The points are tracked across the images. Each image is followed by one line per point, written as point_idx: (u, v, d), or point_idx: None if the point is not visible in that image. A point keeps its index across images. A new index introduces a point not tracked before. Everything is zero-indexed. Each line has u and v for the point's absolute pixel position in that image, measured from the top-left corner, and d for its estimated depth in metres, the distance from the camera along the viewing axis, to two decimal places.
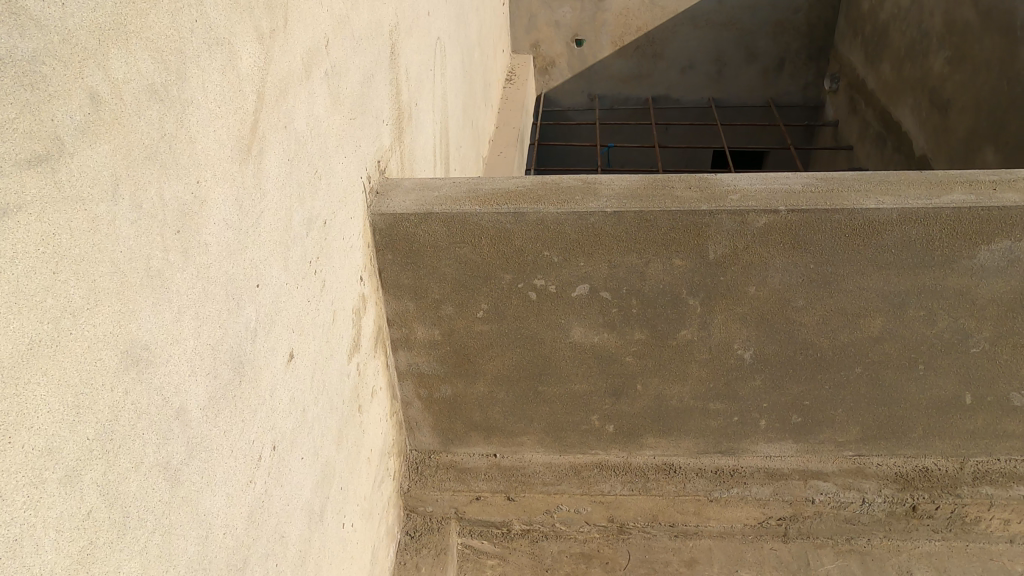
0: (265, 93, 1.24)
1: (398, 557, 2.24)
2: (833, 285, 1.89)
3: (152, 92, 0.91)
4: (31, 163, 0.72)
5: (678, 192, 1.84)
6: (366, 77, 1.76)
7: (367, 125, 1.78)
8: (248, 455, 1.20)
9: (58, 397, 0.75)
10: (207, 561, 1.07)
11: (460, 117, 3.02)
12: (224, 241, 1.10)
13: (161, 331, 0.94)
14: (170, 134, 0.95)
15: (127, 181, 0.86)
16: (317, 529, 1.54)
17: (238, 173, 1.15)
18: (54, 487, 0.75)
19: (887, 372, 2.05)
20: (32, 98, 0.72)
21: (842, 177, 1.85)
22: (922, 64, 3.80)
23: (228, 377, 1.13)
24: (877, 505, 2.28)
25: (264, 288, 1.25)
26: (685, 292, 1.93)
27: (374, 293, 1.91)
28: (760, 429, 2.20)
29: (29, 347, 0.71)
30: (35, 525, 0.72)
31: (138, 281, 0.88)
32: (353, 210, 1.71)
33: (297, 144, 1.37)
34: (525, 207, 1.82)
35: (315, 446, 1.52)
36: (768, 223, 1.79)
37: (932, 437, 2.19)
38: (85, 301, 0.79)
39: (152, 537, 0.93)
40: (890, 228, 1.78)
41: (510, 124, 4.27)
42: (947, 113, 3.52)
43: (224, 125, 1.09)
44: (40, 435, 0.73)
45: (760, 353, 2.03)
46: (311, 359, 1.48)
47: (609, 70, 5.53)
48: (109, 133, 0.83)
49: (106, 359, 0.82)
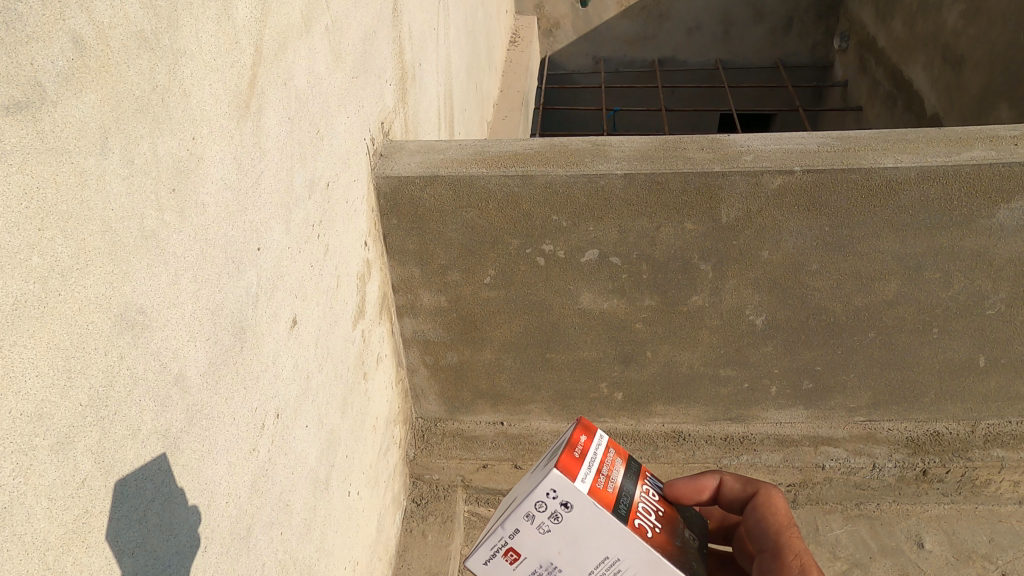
0: (264, 46, 1.19)
1: (405, 525, 2.23)
2: (848, 248, 1.84)
3: (141, 39, 0.86)
4: (9, 109, 0.67)
5: (690, 153, 1.78)
6: (368, 33, 1.71)
7: (370, 85, 1.72)
8: (251, 423, 1.17)
9: (49, 360, 0.72)
10: (209, 529, 1.04)
11: (465, 79, 2.95)
12: (222, 201, 1.06)
13: (157, 295, 0.90)
14: (162, 85, 0.90)
15: (117, 134, 0.82)
16: (322, 497, 1.51)
17: (236, 132, 1.10)
18: (45, 454, 0.71)
19: (901, 337, 2.01)
20: (8, 39, 0.67)
21: (859, 135, 1.79)
22: (934, 19, 3.70)
23: (229, 343, 1.09)
24: (887, 470, 2.26)
25: (265, 252, 1.21)
26: (696, 257, 1.88)
27: (378, 258, 1.87)
28: (770, 395, 2.17)
29: (16, 307, 0.68)
30: (26, 492, 0.69)
31: (132, 242, 0.84)
32: (356, 172, 1.66)
33: (297, 101, 1.32)
34: (533, 169, 1.77)
35: (320, 414, 1.49)
36: (782, 184, 1.74)
37: (945, 401, 2.15)
38: (73, 260, 0.75)
39: (151, 506, 0.90)
40: (908, 186, 1.73)
41: (513, 87, 4.18)
42: (961, 69, 3.44)
43: (219, 79, 1.04)
44: (28, 400, 0.69)
45: (772, 319, 2.00)
46: (315, 326, 1.44)
47: (615, 32, 5.41)
48: (96, 81, 0.78)
49: (99, 322, 0.79)
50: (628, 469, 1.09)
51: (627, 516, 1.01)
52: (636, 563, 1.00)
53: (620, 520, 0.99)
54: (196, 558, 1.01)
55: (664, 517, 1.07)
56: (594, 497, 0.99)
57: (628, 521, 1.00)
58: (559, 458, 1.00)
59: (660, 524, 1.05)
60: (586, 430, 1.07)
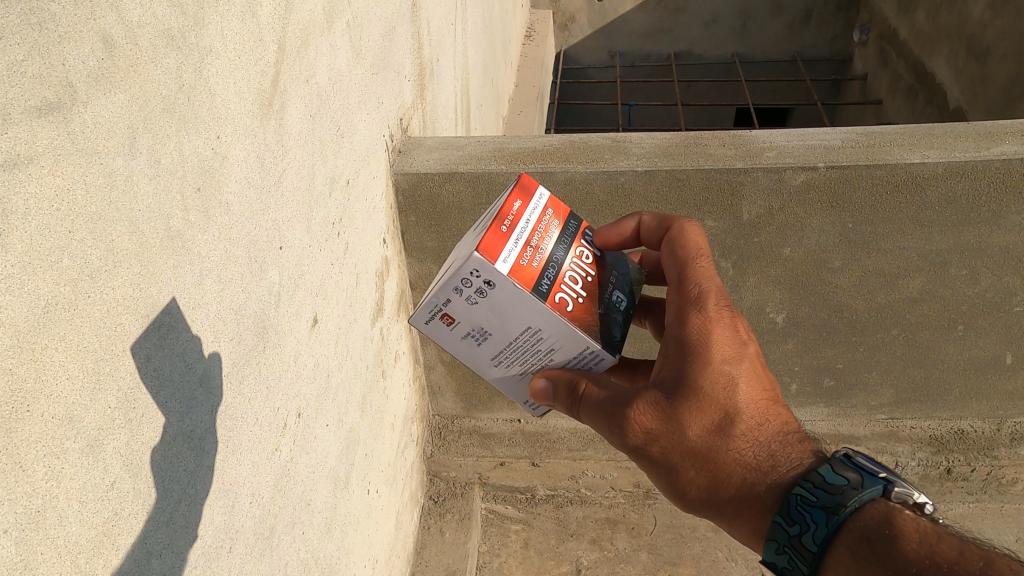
0: (287, 43, 1.18)
1: (423, 523, 2.22)
2: (871, 245, 1.82)
3: (169, 38, 0.85)
4: (41, 110, 0.66)
5: (712, 149, 1.76)
6: (388, 30, 1.70)
7: (389, 81, 1.71)
8: (274, 423, 1.17)
9: (78, 363, 0.71)
10: (234, 530, 1.04)
11: (481, 75, 2.94)
12: (246, 200, 1.05)
13: (183, 295, 0.89)
14: (189, 84, 0.90)
15: (145, 134, 0.81)
16: (342, 496, 1.51)
17: (260, 129, 1.09)
18: (76, 457, 0.71)
19: (924, 334, 1.99)
20: (41, 39, 0.67)
21: (886, 131, 1.75)
22: (959, 10, 3.66)
23: (252, 342, 1.08)
24: (910, 468, 2.27)
25: (287, 251, 1.20)
26: (717, 255, 1.87)
27: (397, 256, 1.86)
28: (790, 394, 2.16)
29: (46, 310, 0.67)
30: (58, 496, 0.69)
31: (159, 242, 0.84)
32: (376, 169, 1.66)
33: (319, 99, 1.31)
34: (553, 166, 1.75)
35: (340, 413, 1.48)
36: (805, 180, 1.72)
37: (969, 399, 2.13)
38: (102, 262, 0.74)
39: (178, 507, 0.89)
40: (933, 183, 1.71)
41: (529, 82, 4.16)
42: (987, 61, 3.40)
43: (244, 77, 1.04)
44: (59, 403, 0.68)
45: (793, 316, 1.98)
46: (335, 325, 1.44)
47: (630, 26, 5.38)
48: (124, 80, 0.77)
49: (127, 323, 0.78)
50: (565, 232, 1.20)
51: (547, 292, 1.14)
52: (554, 332, 1.16)
53: (540, 295, 1.12)
54: (221, 558, 1.01)
55: (591, 285, 1.19)
56: (514, 278, 1.10)
57: (548, 297, 1.13)
58: (484, 236, 1.10)
59: (582, 293, 1.18)
60: (523, 194, 1.15)
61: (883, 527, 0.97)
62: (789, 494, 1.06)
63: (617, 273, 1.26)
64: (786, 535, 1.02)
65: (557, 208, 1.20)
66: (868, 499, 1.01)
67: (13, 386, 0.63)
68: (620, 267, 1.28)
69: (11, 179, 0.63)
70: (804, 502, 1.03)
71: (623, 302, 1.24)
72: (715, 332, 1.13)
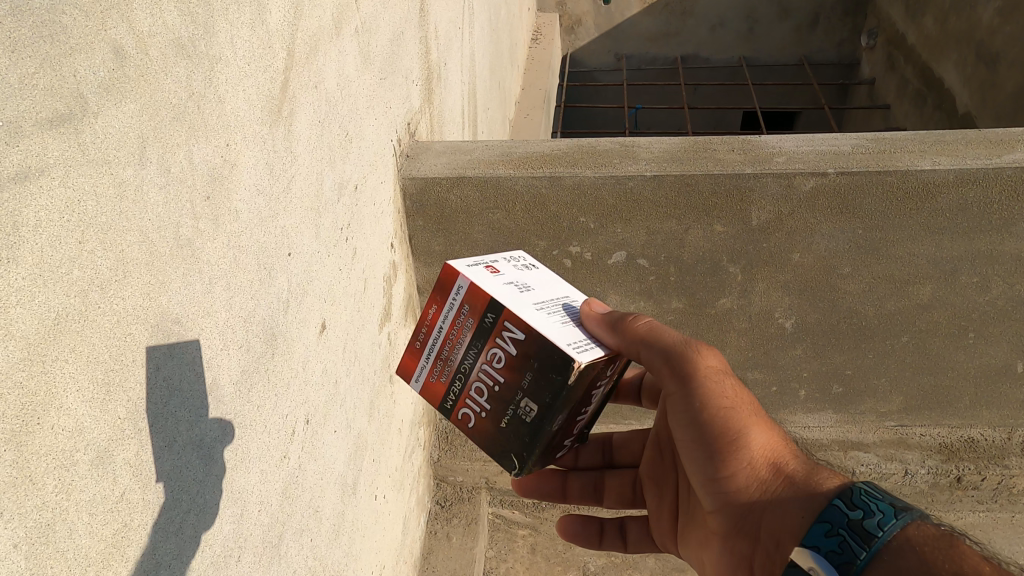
0: (296, 50, 1.17)
1: (430, 527, 2.22)
2: (881, 251, 1.81)
3: (179, 47, 0.85)
4: (53, 122, 0.66)
5: (721, 155, 1.75)
6: (396, 35, 1.69)
7: (397, 86, 1.71)
8: (282, 430, 1.16)
9: (88, 375, 0.71)
10: (243, 539, 1.04)
11: (488, 78, 2.94)
12: (255, 207, 1.05)
13: (193, 304, 0.89)
14: (199, 92, 0.89)
15: (155, 144, 0.81)
16: (350, 502, 1.50)
17: (269, 137, 1.09)
18: (85, 470, 0.70)
19: (934, 341, 1.98)
20: (52, 51, 0.66)
21: (893, 138, 1.76)
22: (968, 15, 3.65)
23: (261, 350, 1.08)
24: (920, 476, 2.26)
25: (296, 258, 1.20)
26: (725, 260, 1.86)
27: (404, 260, 1.86)
28: (799, 399, 2.15)
29: (56, 322, 0.66)
30: (68, 508, 0.68)
31: (168, 251, 0.83)
32: (384, 174, 1.65)
33: (328, 105, 1.31)
34: (561, 171, 1.74)
35: (348, 419, 1.48)
36: (815, 186, 1.71)
37: (979, 407, 2.12)
38: (112, 272, 0.74)
39: (187, 517, 0.89)
40: (945, 189, 1.70)
41: (536, 86, 4.16)
42: (996, 66, 3.38)
43: (253, 84, 1.03)
44: (70, 415, 0.68)
45: (802, 322, 1.97)
46: (343, 330, 1.44)
47: (636, 28, 5.37)
48: (135, 90, 0.77)
49: (136, 333, 0.78)
50: (475, 339, 1.18)
51: (453, 407, 1.24)
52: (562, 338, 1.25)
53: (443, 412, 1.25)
54: (230, 567, 1.00)
55: (495, 395, 1.18)
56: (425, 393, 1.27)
57: (452, 412, 1.25)
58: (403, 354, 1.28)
59: (484, 407, 1.20)
60: (439, 296, 1.21)
61: (931, 550, 0.96)
62: (831, 503, 1.07)
63: (532, 379, 1.12)
64: (844, 519, 1.03)
65: (472, 306, 1.17)
66: (914, 517, 1.01)
67: (24, 399, 0.63)
68: (542, 367, 1.11)
69: (22, 192, 0.63)
70: (857, 520, 1.01)
71: (530, 413, 1.15)
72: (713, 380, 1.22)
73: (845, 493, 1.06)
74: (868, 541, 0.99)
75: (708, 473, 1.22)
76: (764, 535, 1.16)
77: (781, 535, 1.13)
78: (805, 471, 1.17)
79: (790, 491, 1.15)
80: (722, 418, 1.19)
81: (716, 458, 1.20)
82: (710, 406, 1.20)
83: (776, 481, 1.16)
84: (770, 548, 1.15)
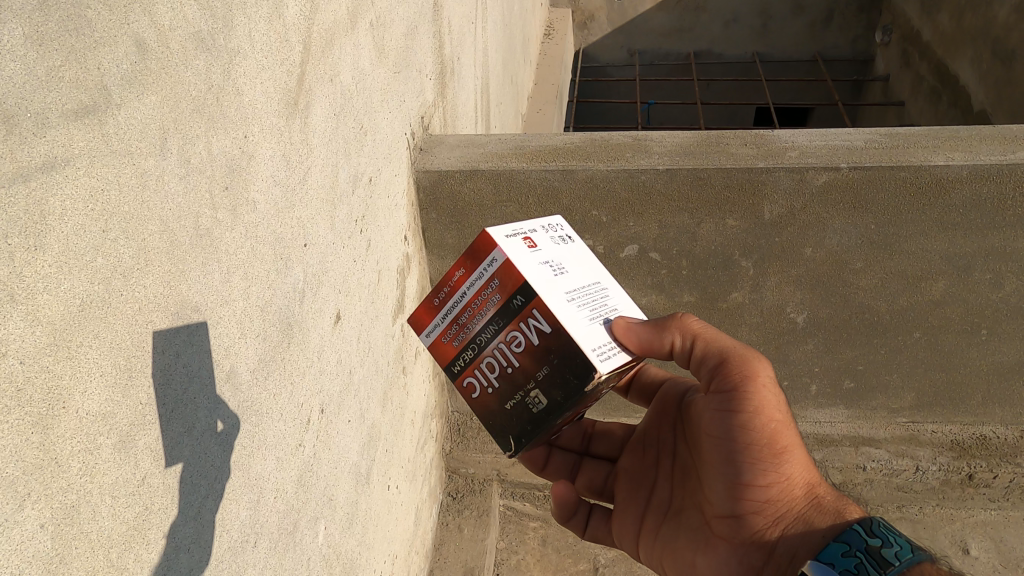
0: (312, 43, 1.19)
1: (441, 519, 2.24)
2: (894, 246, 1.81)
3: (199, 40, 0.86)
4: (78, 114, 0.67)
5: (733, 148, 1.75)
6: (411, 29, 1.70)
7: (411, 80, 1.72)
8: (297, 419, 1.18)
9: (111, 359, 0.72)
10: (259, 524, 1.06)
11: (501, 73, 2.95)
12: (272, 198, 1.06)
13: (212, 293, 0.91)
14: (218, 84, 0.91)
15: (175, 135, 0.82)
16: (363, 492, 1.52)
17: (286, 129, 1.10)
18: (109, 453, 0.72)
19: (947, 338, 1.98)
20: (77, 44, 0.68)
21: (908, 132, 1.74)
22: (984, 13, 3.63)
23: (278, 339, 1.10)
24: (931, 473, 2.26)
25: (312, 249, 1.21)
26: (738, 254, 1.87)
27: (418, 252, 1.87)
28: (810, 394, 2.15)
29: (82, 309, 0.68)
30: (92, 490, 0.70)
31: (187, 241, 0.85)
32: (398, 168, 1.67)
33: (343, 98, 1.32)
34: (574, 164, 1.75)
35: (362, 409, 1.50)
36: (828, 180, 1.70)
37: (992, 404, 2.12)
38: (134, 260, 0.76)
39: (206, 502, 0.91)
40: (958, 185, 1.70)
41: (548, 81, 4.17)
42: (1011, 63, 3.36)
43: (271, 77, 1.05)
44: (94, 399, 0.70)
45: (814, 317, 1.97)
46: (358, 321, 1.45)
47: (649, 24, 5.35)
48: (156, 83, 0.79)
49: (158, 321, 0.80)
50: (502, 307, 1.13)
51: (459, 371, 1.21)
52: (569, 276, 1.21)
53: (449, 374, 1.23)
54: (245, 553, 1.02)
55: (507, 375, 1.17)
56: (432, 349, 1.23)
57: (458, 376, 1.22)
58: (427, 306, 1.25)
59: (493, 383, 1.19)
60: (470, 261, 1.15)
61: None
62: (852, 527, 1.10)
63: (548, 373, 1.12)
64: (863, 543, 1.05)
65: (503, 283, 1.12)
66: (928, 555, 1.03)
67: (49, 383, 0.64)
68: (561, 364, 1.10)
69: (48, 182, 0.64)
70: (874, 548, 1.04)
71: (540, 403, 1.15)
72: (766, 395, 1.20)
73: (867, 520, 1.10)
74: (884, 567, 1.00)
75: (734, 479, 1.20)
76: (780, 546, 1.17)
77: (802, 550, 1.13)
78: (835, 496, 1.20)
79: (815, 511, 1.17)
80: (773, 428, 1.19)
81: (750, 468, 1.19)
82: (758, 418, 1.18)
83: (803, 501, 1.19)
84: (785, 559, 1.16)
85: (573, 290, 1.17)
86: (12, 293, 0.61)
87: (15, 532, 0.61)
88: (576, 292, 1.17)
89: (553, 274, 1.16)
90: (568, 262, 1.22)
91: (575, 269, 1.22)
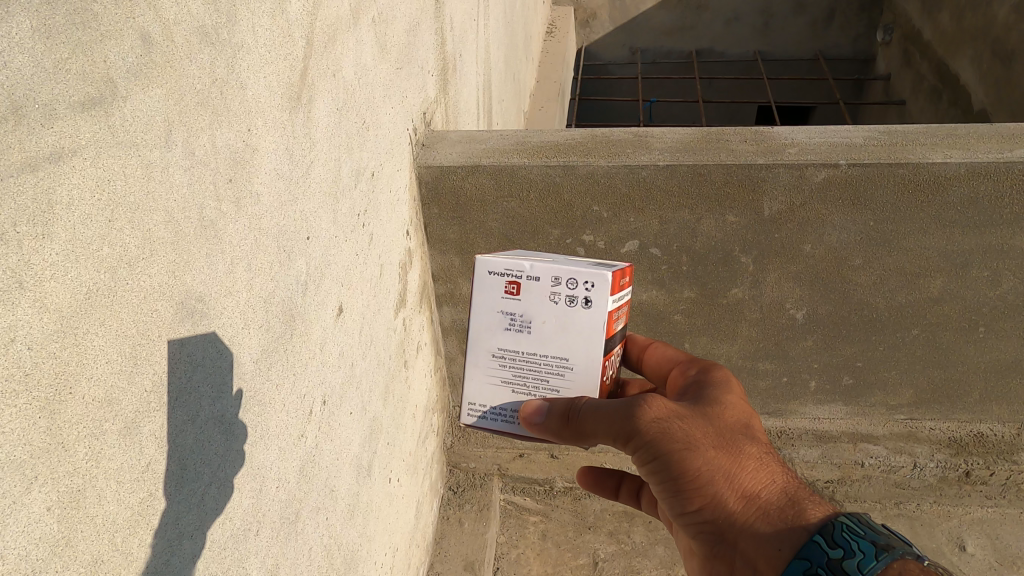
0: (315, 38, 1.20)
1: (443, 513, 2.26)
2: (892, 244, 1.82)
3: (203, 34, 0.88)
4: (84, 105, 0.69)
5: (733, 145, 1.76)
6: (413, 25, 1.72)
7: (414, 76, 1.73)
8: (300, 409, 1.19)
9: (117, 347, 0.74)
10: (261, 513, 1.07)
11: (503, 69, 2.97)
12: (275, 191, 1.08)
13: (215, 284, 0.92)
14: (222, 78, 0.92)
15: (180, 128, 0.83)
16: (365, 483, 1.53)
17: (289, 123, 1.12)
18: (114, 439, 0.73)
19: (945, 334, 1.98)
20: (84, 37, 0.69)
21: (906, 129, 1.76)
22: (985, 12, 3.64)
23: (281, 330, 1.11)
24: (929, 470, 2.29)
25: (315, 242, 1.23)
26: (737, 250, 1.88)
27: (420, 246, 1.88)
28: (809, 390, 2.16)
29: (88, 296, 0.69)
30: (97, 476, 0.71)
31: (193, 232, 0.86)
32: (400, 163, 1.68)
33: (345, 93, 1.33)
34: (575, 160, 1.76)
35: (364, 401, 1.51)
36: (827, 177, 1.71)
37: (990, 402, 2.13)
38: (140, 250, 0.77)
39: (209, 490, 0.92)
40: (956, 182, 1.71)
41: (550, 78, 4.18)
42: (1011, 64, 3.37)
43: (274, 71, 1.06)
44: (99, 385, 0.71)
45: (813, 313, 1.98)
46: (360, 315, 1.46)
47: (652, 22, 5.36)
48: (161, 76, 0.80)
49: (162, 310, 0.81)
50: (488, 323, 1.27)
51: None
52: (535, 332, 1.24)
53: None
54: (247, 541, 1.03)
55: None
56: None
57: None
58: None
59: None
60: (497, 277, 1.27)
61: None
62: (812, 539, 1.06)
63: None
64: (824, 558, 1.01)
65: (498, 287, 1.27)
66: (894, 558, 0.99)
67: (56, 368, 0.66)
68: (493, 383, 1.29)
69: (56, 172, 0.66)
70: (836, 561, 1.00)
71: None
72: (669, 425, 1.14)
73: (827, 532, 1.05)
74: None
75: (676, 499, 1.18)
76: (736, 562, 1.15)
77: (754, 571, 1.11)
78: (778, 500, 1.13)
79: (762, 528, 1.12)
80: (687, 457, 1.14)
81: (682, 493, 1.18)
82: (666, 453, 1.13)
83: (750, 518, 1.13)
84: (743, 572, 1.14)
85: (510, 351, 1.26)
86: (20, 280, 0.62)
87: (22, 515, 0.62)
88: (513, 356, 1.26)
89: (507, 330, 1.26)
90: (544, 329, 1.23)
91: (542, 339, 1.23)
